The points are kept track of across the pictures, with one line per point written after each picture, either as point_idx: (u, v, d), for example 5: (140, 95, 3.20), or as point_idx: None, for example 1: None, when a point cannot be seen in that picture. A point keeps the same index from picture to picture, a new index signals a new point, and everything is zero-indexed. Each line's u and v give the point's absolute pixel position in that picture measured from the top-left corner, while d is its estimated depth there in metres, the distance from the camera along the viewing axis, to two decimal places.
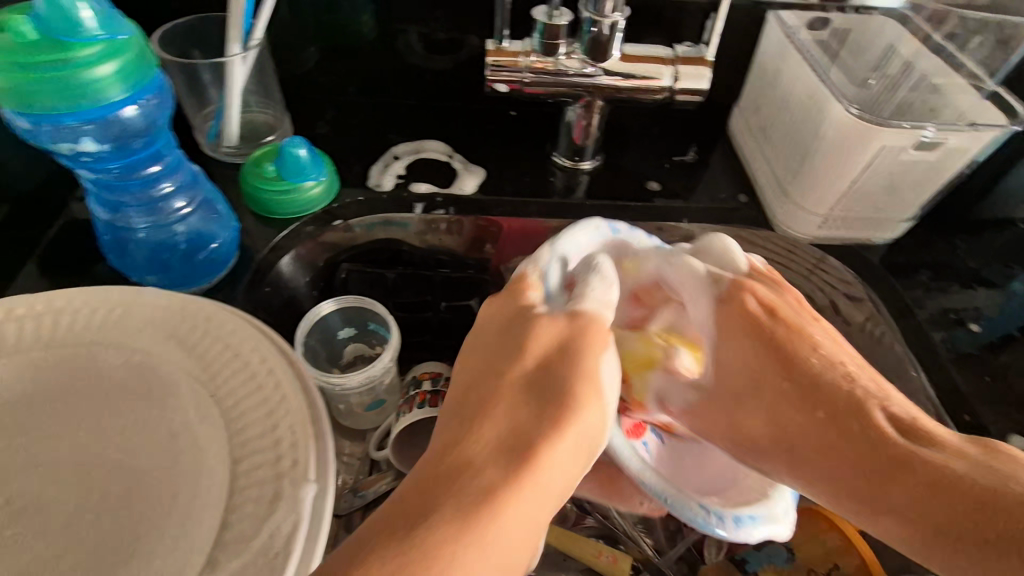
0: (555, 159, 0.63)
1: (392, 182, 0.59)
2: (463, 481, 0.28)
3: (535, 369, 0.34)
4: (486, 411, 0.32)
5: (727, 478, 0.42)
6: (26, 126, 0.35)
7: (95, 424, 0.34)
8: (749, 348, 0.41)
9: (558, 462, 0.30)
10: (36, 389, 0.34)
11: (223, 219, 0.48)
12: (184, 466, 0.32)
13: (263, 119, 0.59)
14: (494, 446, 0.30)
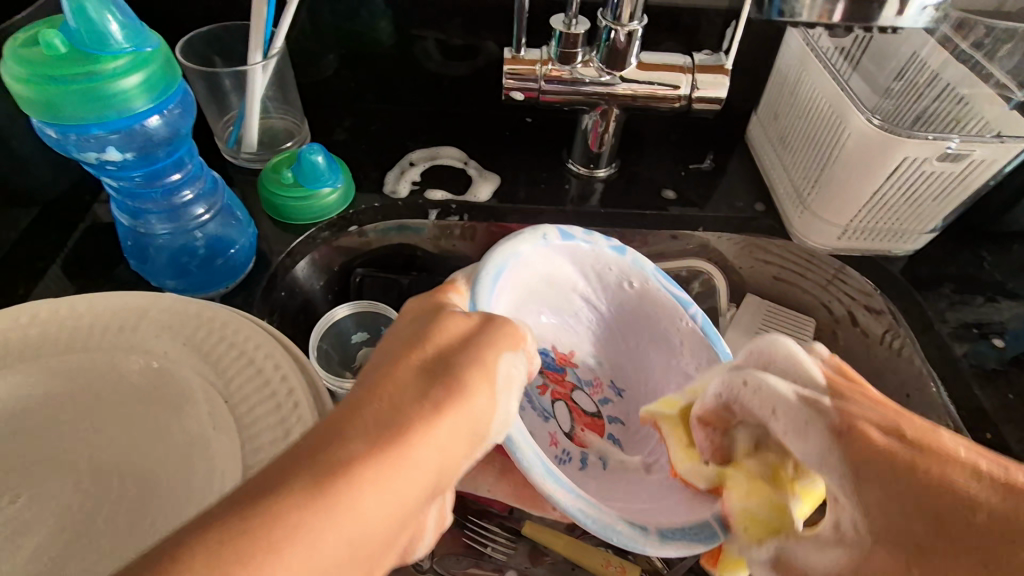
0: (570, 166, 0.63)
1: (408, 189, 0.59)
2: (325, 454, 0.23)
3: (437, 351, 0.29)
4: (374, 386, 0.27)
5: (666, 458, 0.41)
6: (54, 135, 0.36)
7: (114, 429, 0.34)
8: (894, 485, 0.27)
9: (441, 442, 0.25)
10: (57, 393, 0.35)
11: (241, 226, 0.49)
12: (198, 472, 0.33)
13: (282, 125, 0.60)
14: (368, 421, 0.25)
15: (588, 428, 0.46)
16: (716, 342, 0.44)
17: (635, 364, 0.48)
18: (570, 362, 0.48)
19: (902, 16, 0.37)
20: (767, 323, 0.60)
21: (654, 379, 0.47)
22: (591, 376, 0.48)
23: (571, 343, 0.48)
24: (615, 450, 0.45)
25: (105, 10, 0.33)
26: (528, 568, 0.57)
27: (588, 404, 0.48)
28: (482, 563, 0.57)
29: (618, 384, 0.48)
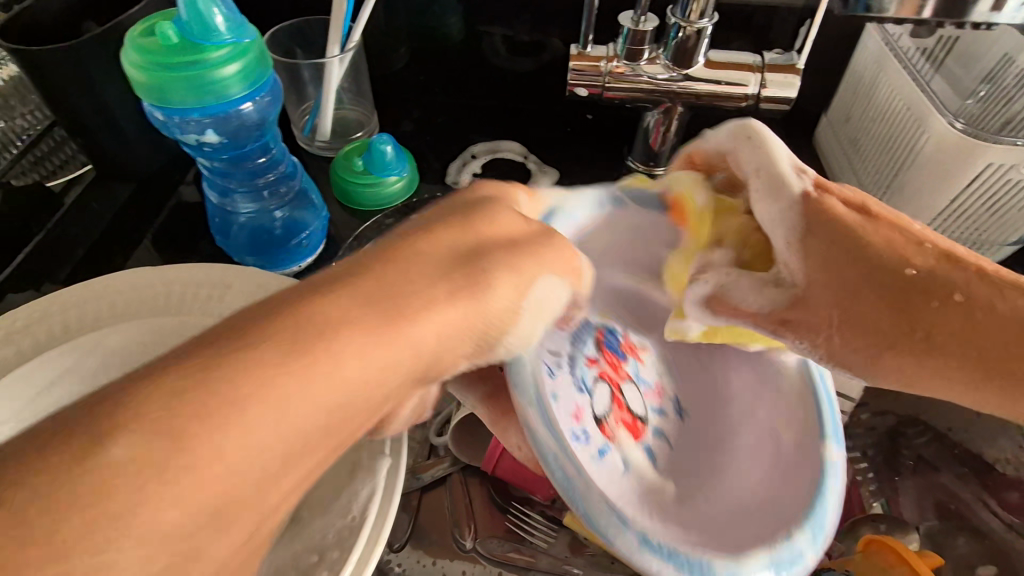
0: (629, 163, 0.63)
1: (469, 180, 0.61)
2: (311, 316, 0.21)
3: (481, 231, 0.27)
4: (400, 264, 0.24)
5: (749, 502, 0.35)
6: (161, 118, 0.40)
7: None
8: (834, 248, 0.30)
9: (431, 326, 0.24)
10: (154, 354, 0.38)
11: (314, 210, 0.51)
12: None
13: (354, 116, 0.63)
14: (366, 285, 0.23)
15: (625, 428, 0.37)
16: (825, 408, 0.37)
17: (704, 429, 0.40)
18: (636, 354, 0.40)
19: (999, 12, 0.35)
20: None
21: (726, 394, 0.41)
22: (656, 378, 0.41)
23: (640, 334, 0.41)
24: (646, 463, 0.37)
25: (212, 4, 0.36)
26: (567, 557, 0.58)
27: (636, 400, 0.38)
28: (522, 548, 0.58)
29: (683, 403, 0.41)
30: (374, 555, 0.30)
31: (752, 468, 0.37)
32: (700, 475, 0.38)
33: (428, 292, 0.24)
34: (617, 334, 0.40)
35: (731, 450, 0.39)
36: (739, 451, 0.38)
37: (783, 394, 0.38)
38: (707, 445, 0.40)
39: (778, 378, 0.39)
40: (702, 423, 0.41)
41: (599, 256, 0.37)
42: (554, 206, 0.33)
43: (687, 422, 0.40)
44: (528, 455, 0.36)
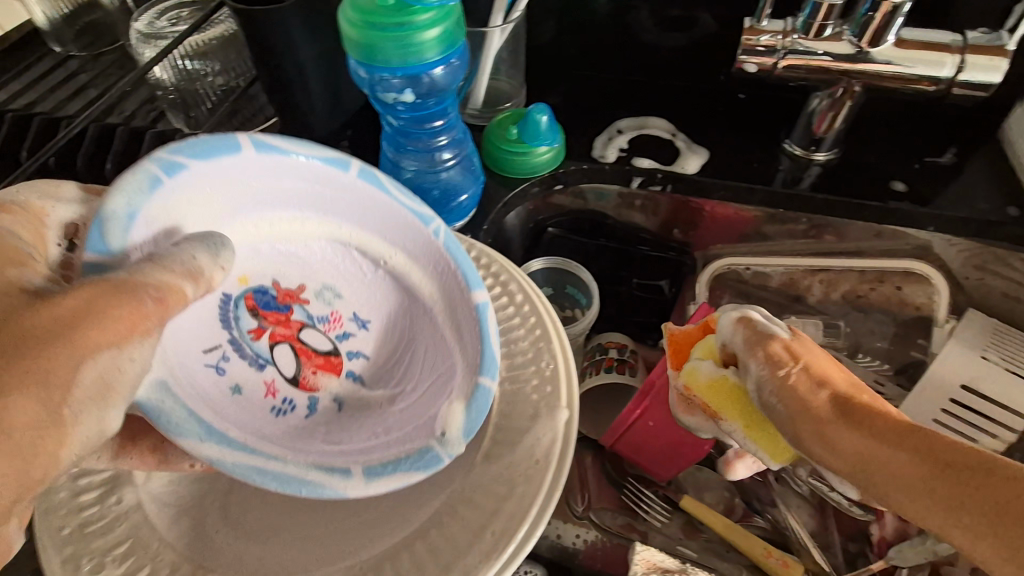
0: (786, 146, 0.60)
1: (616, 155, 0.61)
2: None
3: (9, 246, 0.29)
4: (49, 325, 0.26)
5: (415, 426, 0.35)
6: (364, 75, 0.43)
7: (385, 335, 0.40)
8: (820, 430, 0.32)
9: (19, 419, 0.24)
10: None
11: (474, 177, 0.53)
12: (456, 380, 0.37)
13: (506, 87, 0.64)
14: None
15: (323, 369, 0.37)
16: (489, 340, 0.34)
17: (397, 323, 0.39)
18: (297, 299, 0.37)
19: None
20: (997, 340, 0.54)
21: (411, 333, 0.38)
22: (326, 309, 0.38)
23: (304, 274, 0.38)
24: (359, 387, 0.38)
25: None
26: (681, 539, 0.57)
27: (321, 342, 0.37)
28: (635, 525, 0.58)
29: (364, 314, 0.38)
30: (552, 502, 0.31)
31: (423, 397, 0.36)
32: (401, 363, 0.38)
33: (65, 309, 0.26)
34: (271, 290, 0.37)
35: (400, 368, 0.37)
36: (431, 345, 0.37)
37: (456, 306, 0.36)
38: (405, 340, 0.38)
39: (384, 227, 0.37)
40: (384, 325, 0.39)
41: (243, 257, 0.36)
42: (109, 212, 0.29)
43: (370, 331, 0.38)
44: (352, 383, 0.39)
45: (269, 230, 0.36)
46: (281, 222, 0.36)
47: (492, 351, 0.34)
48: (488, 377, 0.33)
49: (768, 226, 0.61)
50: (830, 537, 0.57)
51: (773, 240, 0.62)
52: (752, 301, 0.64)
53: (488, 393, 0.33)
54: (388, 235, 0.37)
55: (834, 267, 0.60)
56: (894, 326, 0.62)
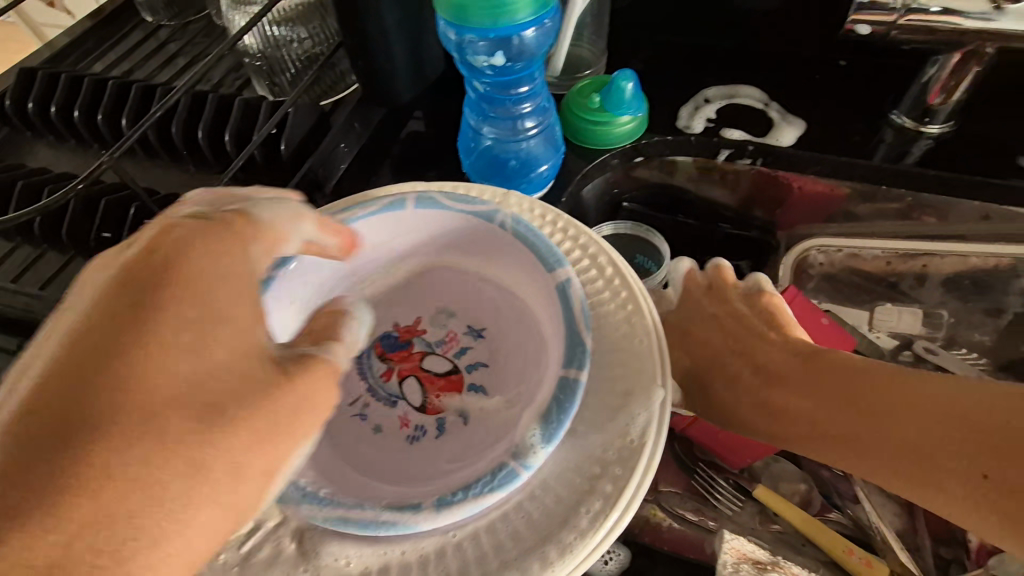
0: (893, 117, 0.55)
1: (702, 126, 0.58)
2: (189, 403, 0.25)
3: (216, 273, 0.28)
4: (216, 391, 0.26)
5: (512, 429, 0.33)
6: (452, 38, 0.42)
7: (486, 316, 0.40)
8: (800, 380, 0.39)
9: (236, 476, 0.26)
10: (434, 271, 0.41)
11: (556, 145, 0.51)
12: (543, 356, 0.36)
13: (586, 54, 0.62)
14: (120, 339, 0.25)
15: (445, 391, 0.38)
16: (580, 332, 0.32)
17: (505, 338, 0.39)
18: (416, 333, 0.40)
19: None
20: None
21: (526, 347, 0.38)
22: (441, 332, 0.40)
23: (417, 310, 0.41)
24: (478, 398, 0.37)
25: None
26: (754, 529, 0.50)
27: (441, 364, 0.39)
28: (704, 510, 0.51)
29: (477, 326, 0.40)
30: (646, 483, 0.30)
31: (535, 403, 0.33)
32: (511, 372, 0.37)
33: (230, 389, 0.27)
34: (393, 333, 0.40)
35: (509, 365, 0.38)
36: (535, 343, 0.37)
37: (541, 284, 0.36)
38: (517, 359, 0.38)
39: (453, 226, 0.39)
40: (496, 329, 0.40)
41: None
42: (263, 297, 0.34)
43: (483, 343, 0.39)
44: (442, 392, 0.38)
45: (372, 290, 0.41)
46: (390, 274, 0.41)
47: (583, 316, 0.33)
48: (567, 367, 0.31)
49: (865, 205, 0.56)
50: (920, 541, 0.51)
51: (872, 220, 0.57)
52: (839, 283, 0.60)
53: (574, 386, 0.31)
54: (460, 238, 0.40)
55: (937, 251, 0.55)
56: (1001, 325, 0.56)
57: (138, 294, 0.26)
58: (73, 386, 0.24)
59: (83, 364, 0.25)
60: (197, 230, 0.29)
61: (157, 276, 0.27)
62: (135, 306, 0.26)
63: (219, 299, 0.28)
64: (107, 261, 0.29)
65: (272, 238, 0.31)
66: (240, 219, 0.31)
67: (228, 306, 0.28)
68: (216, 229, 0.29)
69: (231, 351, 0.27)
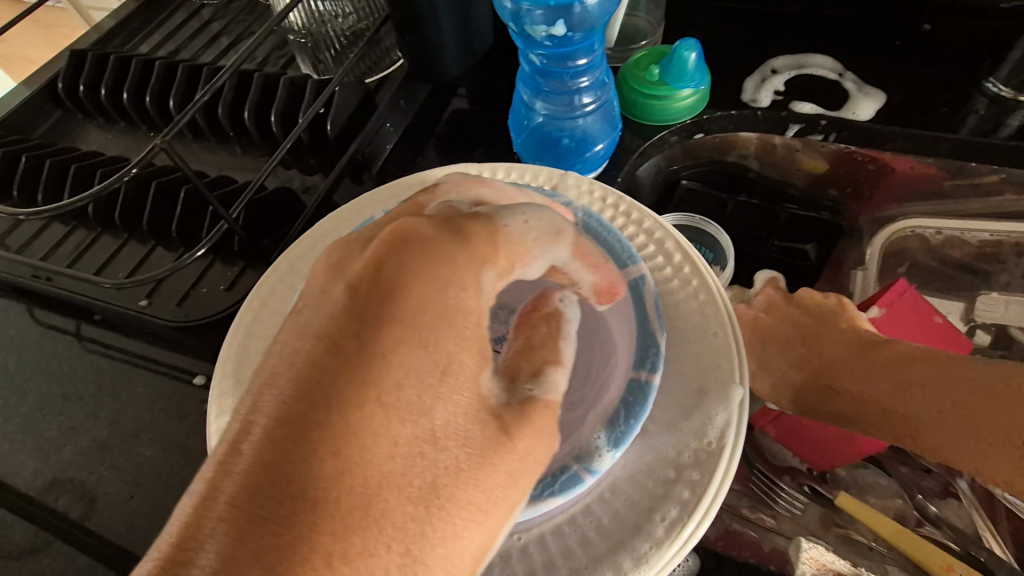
0: (987, 86, 0.50)
1: (770, 99, 0.53)
2: (424, 467, 0.21)
3: (443, 306, 0.24)
4: (445, 458, 0.21)
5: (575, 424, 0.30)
6: (511, 6, 0.39)
7: None
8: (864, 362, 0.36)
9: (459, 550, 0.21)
10: None
11: (613, 122, 0.48)
12: None
13: (642, 23, 0.58)
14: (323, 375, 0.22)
15: None
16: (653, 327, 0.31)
17: None
18: None
19: None
20: None
21: None
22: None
23: None
24: None
25: None
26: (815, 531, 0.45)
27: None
28: (758, 505, 0.47)
29: None
30: (728, 488, 0.27)
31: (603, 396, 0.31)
32: None
33: (463, 455, 0.22)
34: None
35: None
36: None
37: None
38: None
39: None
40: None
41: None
42: None
43: None
44: None
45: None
46: None
47: (658, 320, 0.32)
48: (637, 369, 0.30)
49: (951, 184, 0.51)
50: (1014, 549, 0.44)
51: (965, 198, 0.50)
52: (935, 272, 0.53)
53: (647, 390, 0.29)
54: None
55: None
56: None
57: (367, 318, 0.23)
58: (303, 412, 0.21)
59: (315, 400, 0.21)
60: (432, 243, 0.25)
61: (367, 285, 0.23)
62: (359, 342, 0.22)
63: (447, 340, 0.23)
64: (335, 267, 0.25)
65: (515, 254, 0.27)
66: (477, 231, 0.26)
67: (454, 336, 0.23)
68: (456, 243, 0.25)
69: (461, 405, 0.23)
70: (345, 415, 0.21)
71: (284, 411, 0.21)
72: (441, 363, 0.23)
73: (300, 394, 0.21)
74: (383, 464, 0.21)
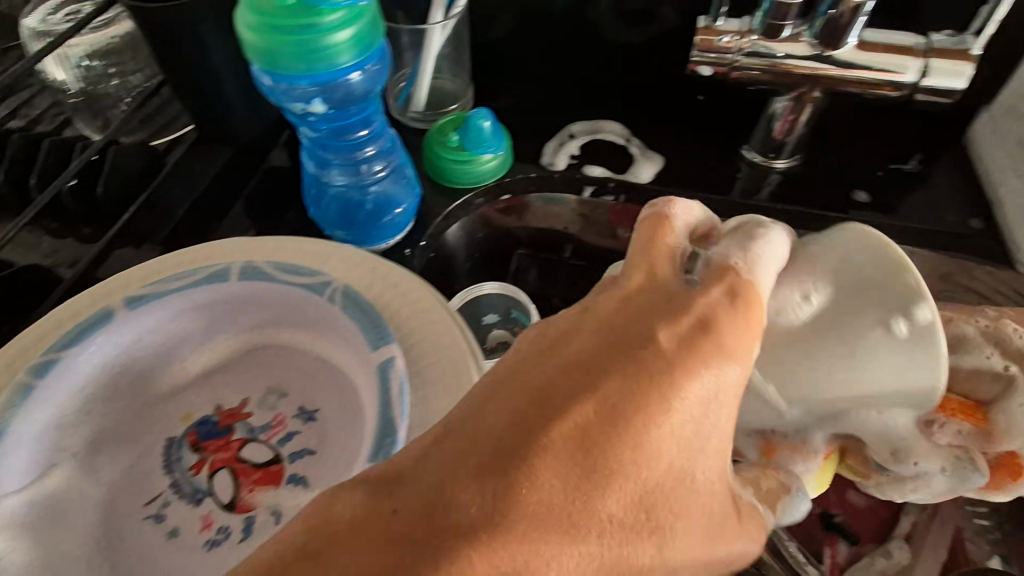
0: (745, 152, 0.57)
1: (566, 162, 0.57)
2: (585, 499, 0.21)
3: (722, 380, 0.23)
4: (665, 510, 0.22)
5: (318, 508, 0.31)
6: (269, 84, 0.38)
7: (312, 390, 0.38)
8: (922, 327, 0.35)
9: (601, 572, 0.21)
10: (252, 348, 0.39)
11: (409, 186, 0.49)
12: (354, 434, 0.34)
13: (450, 86, 0.60)
14: (577, 430, 0.22)
15: (261, 484, 0.35)
16: (395, 401, 0.31)
17: (335, 418, 0.36)
18: (238, 419, 0.37)
19: None
20: None
21: (353, 420, 0.34)
22: (268, 416, 0.38)
23: (243, 391, 0.38)
24: (297, 491, 0.34)
25: None
26: None
27: (262, 453, 0.36)
28: None
29: (310, 408, 0.37)
30: None
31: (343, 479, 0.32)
32: (334, 460, 0.34)
33: (665, 468, 0.22)
34: (212, 418, 0.37)
35: (333, 450, 0.35)
36: (354, 425, 0.35)
37: (365, 363, 0.34)
38: (342, 435, 0.35)
39: (279, 299, 0.36)
40: (328, 411, 0.37)
41: (173, 397, 0.37)
42: None
43: (315, 425, 0.37)
44: (264, 480, 0.35)
45: (200, 364, 0.38)
46: (208, 355, 0.38)
47: (401, 402, 0.32)
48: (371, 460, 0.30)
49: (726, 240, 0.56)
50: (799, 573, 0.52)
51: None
52: None
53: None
54: (289, 312, 0.37)
55: None
56: None
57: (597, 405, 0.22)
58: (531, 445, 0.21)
59: (419, 462, 0.22)
60: (734, 322, 0.24)
61: (671, 344, 0.23)
62: (614, 406, 0.22)
63: (716, 418, 0.23)
64: (640, 311, 0.24)
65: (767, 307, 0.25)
66: (751, 292, 0.25)
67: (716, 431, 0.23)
68: (734, 315, 0.24)
69: (712, 471, 0.23)
70: (603, 502, 0.21)
71: (553, 508, 0.21)
72: (695, 420, 0.23)
73: (528, 450, 0.21)
74: (617, 528, 0.21)
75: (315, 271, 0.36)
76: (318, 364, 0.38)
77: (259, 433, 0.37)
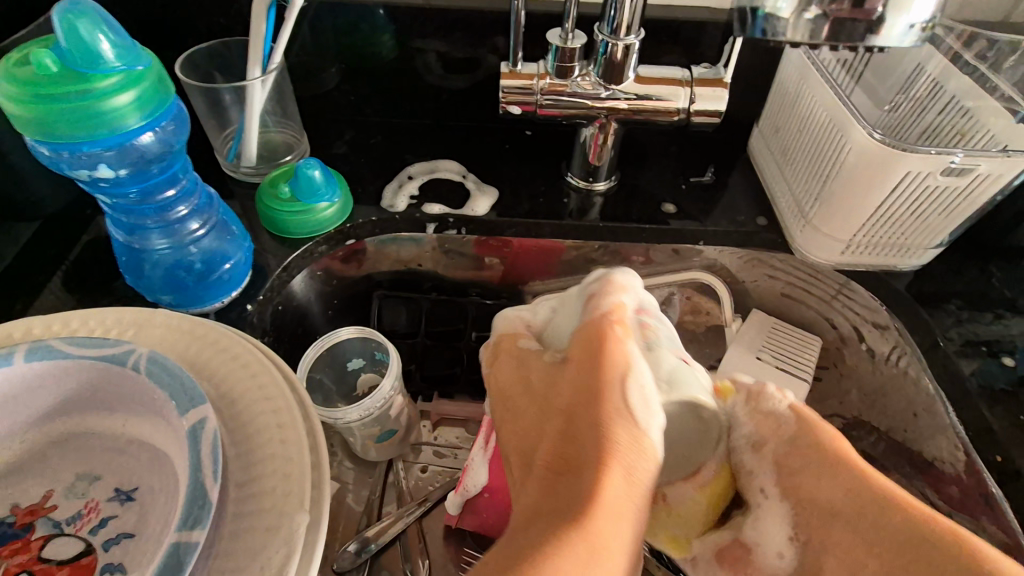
0: (569, 179, 0.62)
1: (405, 203, 0.59)
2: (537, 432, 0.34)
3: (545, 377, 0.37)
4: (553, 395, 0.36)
5: None
6: (47, 153, 0.36)
7: (130, 469, 0.35)
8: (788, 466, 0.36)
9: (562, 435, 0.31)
10: (56, 435, 0.36)
11: (235, 240, 0.49)
12: (170, 509, 0.32)
13: (281, 139, 0.60)
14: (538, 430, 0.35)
15: None
16: (204, 460, 0.29)
17: (154, 493, 0.34)
18: (41, 515, 0.34)
19: (883, 35, 0.33)
20: (771, 340, 0.57)
21: (173, 493, 0.32)
22: (78, 504, 0.35)
23: (48, 483, 0.35)
24: None
25: (96, 30, 0.33)
26: None
27: (70, 547, 0.33)
28: None
29: (128, 487, 0.35)
30: None
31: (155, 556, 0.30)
32: (152, 540, 0.32)
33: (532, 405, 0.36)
34: (6, 520, 0.34)
35: (152, 529, 0.33)
36: (172, 497, 0.32)
37: (179, 430, 0.32)
38: (164, 509, 0.33)
39: (78, 375, 0.34)
40: (147, 489, 0.34)
41: None
42: None
43: (134, 505, 0.34)
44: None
45: None
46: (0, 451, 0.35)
47: (212, 465, 0.29)
48: (181, 530, 0.27)
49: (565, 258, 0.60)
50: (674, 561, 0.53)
51: (587, 271, 0.61)
52: None
53: (189, 550, 0.27)
54: (91, 389, 0.34)
55: None
56: (700, 330, 0.62)
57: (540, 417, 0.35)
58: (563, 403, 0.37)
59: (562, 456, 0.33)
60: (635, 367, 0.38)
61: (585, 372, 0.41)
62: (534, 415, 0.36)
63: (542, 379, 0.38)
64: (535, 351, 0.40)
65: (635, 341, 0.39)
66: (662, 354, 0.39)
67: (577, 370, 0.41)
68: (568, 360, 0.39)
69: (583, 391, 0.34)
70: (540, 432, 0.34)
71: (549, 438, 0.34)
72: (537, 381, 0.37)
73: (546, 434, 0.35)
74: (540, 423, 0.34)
75: (117, 340, 0.34)
76: (136, 438, 0.35)
77: (69, 526, 0.34)
